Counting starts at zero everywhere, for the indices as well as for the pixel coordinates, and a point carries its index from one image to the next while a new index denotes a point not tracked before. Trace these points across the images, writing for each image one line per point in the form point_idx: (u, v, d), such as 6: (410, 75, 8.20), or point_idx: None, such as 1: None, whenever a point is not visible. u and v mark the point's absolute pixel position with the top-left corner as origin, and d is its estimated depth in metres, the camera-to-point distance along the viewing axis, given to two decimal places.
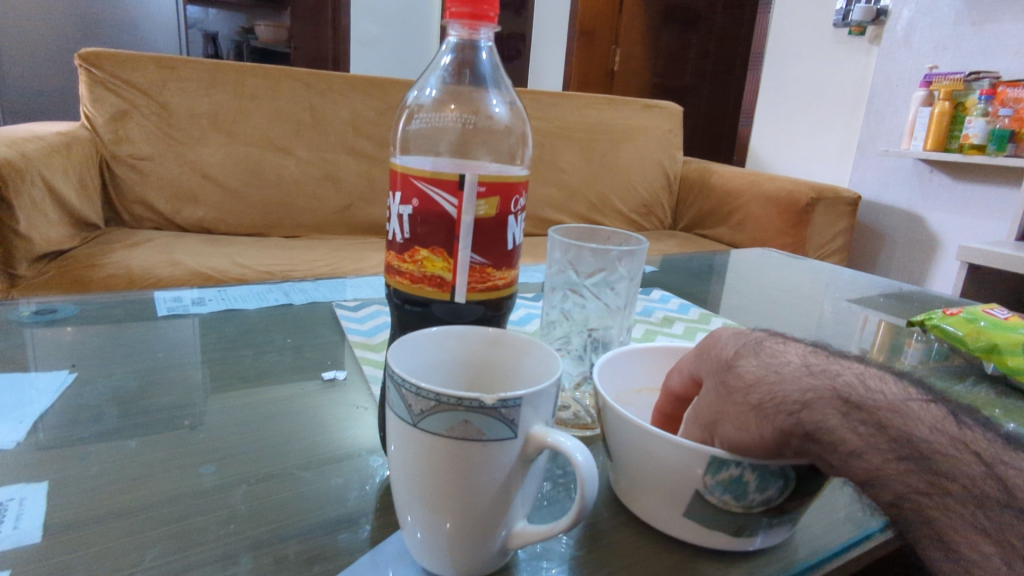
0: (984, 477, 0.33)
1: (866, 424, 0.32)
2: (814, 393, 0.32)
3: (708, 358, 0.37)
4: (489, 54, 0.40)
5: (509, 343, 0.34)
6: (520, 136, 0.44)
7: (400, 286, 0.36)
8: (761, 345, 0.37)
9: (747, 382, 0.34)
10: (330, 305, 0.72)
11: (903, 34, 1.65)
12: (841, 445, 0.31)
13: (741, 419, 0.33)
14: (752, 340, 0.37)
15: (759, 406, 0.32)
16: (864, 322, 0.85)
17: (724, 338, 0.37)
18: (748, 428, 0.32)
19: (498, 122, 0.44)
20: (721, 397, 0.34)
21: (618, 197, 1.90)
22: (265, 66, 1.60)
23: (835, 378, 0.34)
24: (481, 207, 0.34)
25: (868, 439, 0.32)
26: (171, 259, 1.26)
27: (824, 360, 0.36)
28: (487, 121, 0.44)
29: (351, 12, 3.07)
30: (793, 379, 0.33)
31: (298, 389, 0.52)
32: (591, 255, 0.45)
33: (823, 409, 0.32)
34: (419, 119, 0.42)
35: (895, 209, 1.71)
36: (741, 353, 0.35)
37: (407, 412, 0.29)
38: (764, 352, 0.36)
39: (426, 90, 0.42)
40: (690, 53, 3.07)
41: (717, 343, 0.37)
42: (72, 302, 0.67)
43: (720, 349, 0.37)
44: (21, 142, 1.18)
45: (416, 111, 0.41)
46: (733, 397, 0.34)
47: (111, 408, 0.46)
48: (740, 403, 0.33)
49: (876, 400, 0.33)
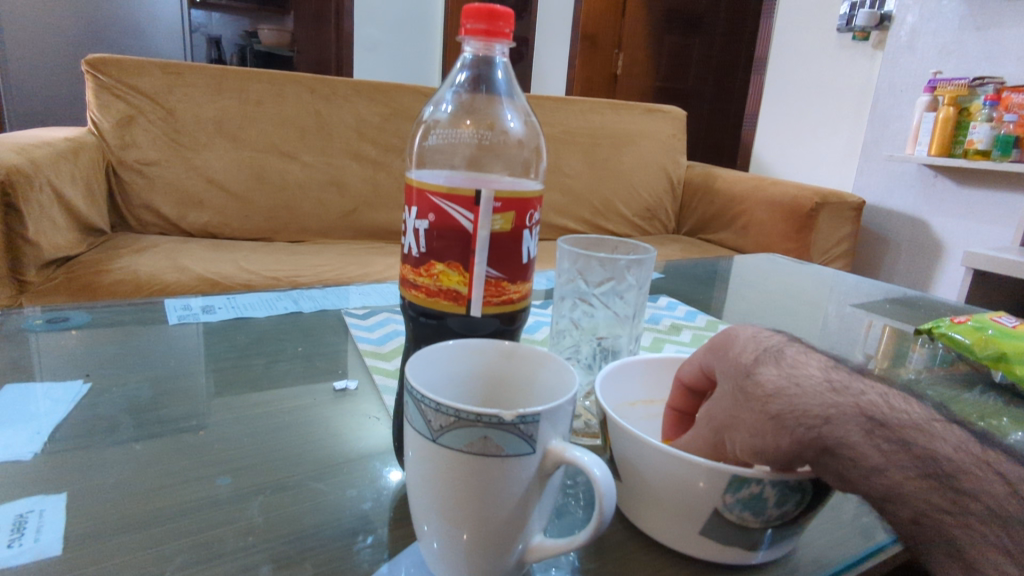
0: (1007, 496, 0.34)
1: (888, 442, 0.33)
2: (835, 409, 0.33)
3: (723, 360, 0.36)
4: (503, 74, 0.40)
5: (523, 356, 0.35)
6: (535, 151, 0.45)
7: (415, 299, 0.36)
8: (782, 353, 0.36)
9: (767, 391, 0.33)
10: (339, 313, 0.72)
11: (907, 39, 1.66)
12: (861, 462, 0.32)
13: (757, 427, 0.32)
14: (772, 346, 0.36)
15: (777, 417, 0.32)
16: (869, 328, 0.85)
17: (742, 341, 0.37)
18: (764, 436, 0.32)
19: (513, 137, 0.44)
20: (737, 403, 0.34)
21: (622, 201, 1.91)
22: (269, 71, 1.61)
23: (860, 396, 0.34)
24: (497, 222, 0.34)
25: (889, 456, 0.33)
26: (178, 264, 1.27)
27: (846, 377, 0.36)
28: (502, 137, 0.44)
29: (354, 16, 3.08)
30: (815, 393, 0.33)
31: (309, 398, 0.52)
32: (599, 264, 0.45)
33: (846, 426, 0.32)
34: (436, 135, 0.42)
35: (900, 214, 1.71)
36: (761, 361, 0.35)
37: (426, 427, 0.29)
38: (785, 361, 0.35)
39: (442, 106, 0.42)
40: (692, 56, 3.07)
41: (735, 347, 0.36)
42: (83, 309, 0.67)
43: (738, 353, 0.36)
44: (30, 148, 1.19)
45: (432, 127, 0.42)
46: (752, 405, 0.33)
47: (126, 418, 0.47)
48: (758, 412, 0.33)
49: (899, 417, 0.34)
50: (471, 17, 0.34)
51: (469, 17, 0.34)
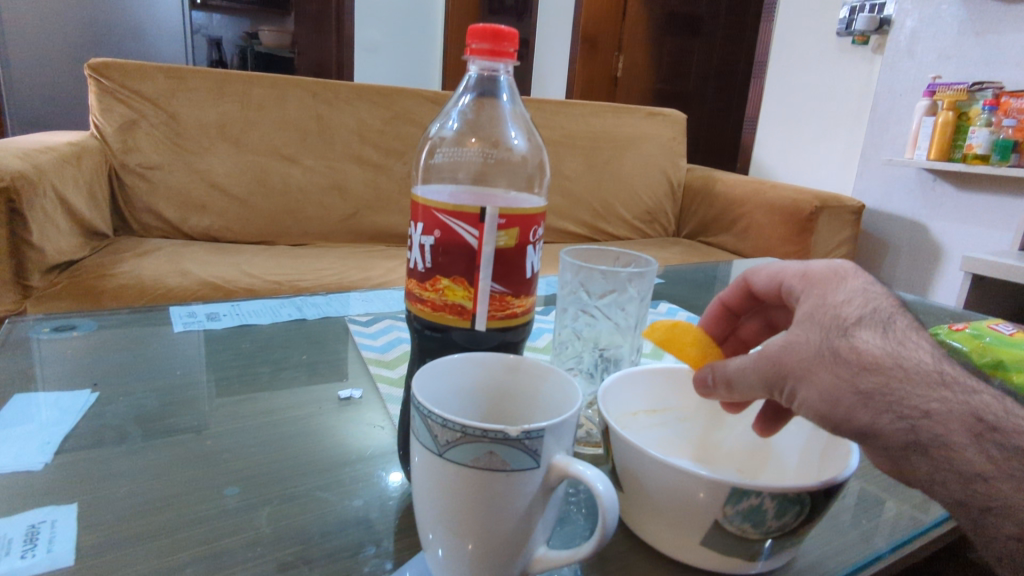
0: None
1: (1000, 449, 0.34)
2: (938, 405, 0.34)
3: (823, 303, 0.35)
4: (510, 99, 0.42)
5: (527, 369, 0.35)
6: (539, 166, 0.46)
7: (420, 313, 0.37)
8: (887, 323, 0.35)
9: (861, 361, 0.33)
10: (342, 319, 0.73)
11: (906, 44, 1.66)
12: (957, 466, 0.34)
13: (833, 391, 0.33)
14: (876, 310, 0.36)
15: (861, 391, 0.33)
16: None
17: (850, 294, 0.36)
18: (832, 401, 0.33)
19: (517, 153, 0.45)
20: (826, 356, 0.33)
21: (622, 204, 1.91)
22: (271, 75, 1.61)
23: (972, 397, 0.35)
24: (501, 238, 0.35)
25: (999, 465, 0.33)
26: (181, 269, 1.27)
27: (956, 370, 0.36)
28: (507, 153, 0.45)
29: (355, 18, 3.08)
30: (917, 378, 0.33)
31: (315, 407, 0.53)
32: (601, 276, 0.46)
33: (950, 427, 0.34)
34: (441, 154, 0.44)
35: (899, 217, 1.72)
36: (860, 323, 0.34)
37: (433, 441, 0.29)
38: (888, 333, 0.35)
39: (448, 124, 0.44)
40: (692, 58, 3.07)
41: (840, 297, 0.35)
42: (89, 317, 0.68)
43: (841, 306, 0.35)
44: (33, 153, 1.19)
45: (438, 145, 0.44)
46: (840, 368, 0.33)
47: (134, 428, 0.47)
48: (843, 378, 0.33)
49: (1018, 424, 0.34)
50: (476, 38, 0.35)
51: (474, 37, 0.35)
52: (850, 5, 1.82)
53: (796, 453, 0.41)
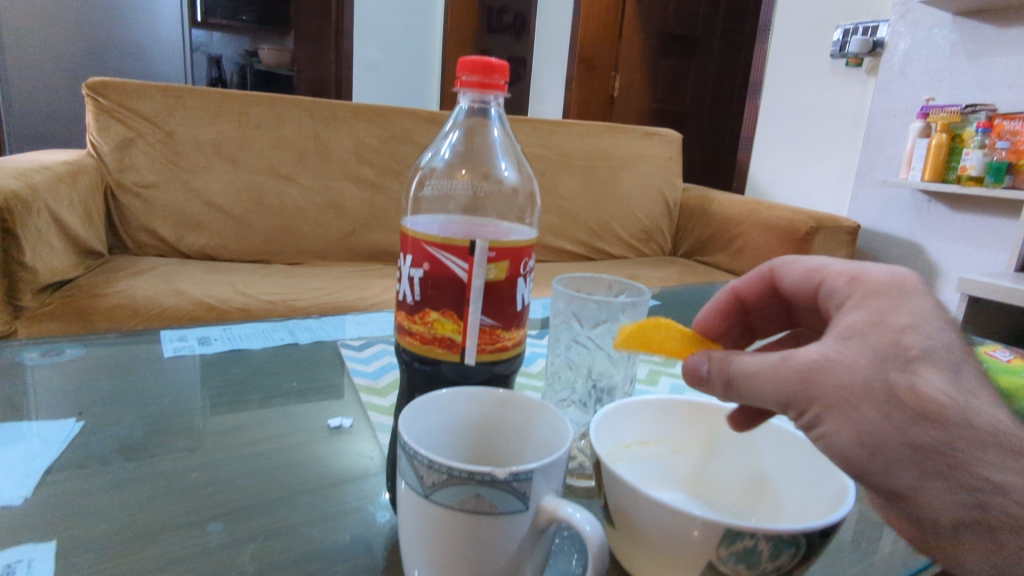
0: None
1: None
2: (1004, 474, 0.32)
3: (883, 325, 0.33)
4: (501, 131, 0.44)
5: (517, 404, 0.35)
6: (528, 197, 0.48)
7: (409, 346, 0.36)
8: (957, 369, 0.33)
9: (916, 410, 0.31)
10: (334, 344, 0.72)
11: (900, 66, 1.68)
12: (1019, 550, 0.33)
13: (874, 432, 0.31)
14: (945, 350, 0.33)
15: (908, 439, 0.31)
16: None
17: (916, 326, 0.33)
18: (861, 442, 0.31)
19: (506, 184, 0.47)
20: (873, 393, 0.31)
21: (619, 223, 1.92)
22: (268, 95, 1.62)
23: None
24: (491, 271, 0.35)
25: None
26: (175, 288, 1.27)
27: None
28: (496, 185, 0.47)
29: (354, 37, 3.11)
30: (981, 442, 0.32)
31: (304, 436, 0.52)
32: (595, 307, 0.45)
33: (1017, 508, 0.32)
34: (430, 186, 0.45)
35: (895, 238, 1.72)
36: (923, 368, 0.32)
37: (419, 483, 0.29)
38: (956, 382, 0.32)
39: (439, 157, 0.46)
40: (688, 78, 3.10)
41: (904, 327, 0.33)
42: (78, 342, 0.67)
43: (901, 338, 0.32)
44: (28, 173, 1.19)
45: (428, 176, 0.45)
46: (886, 409, 0.31)
47: (117, 459, 0.47)
48: (891, 423, 0.31)
49: None
50: (467, 70, 0.35)
51: (465, 69, 0.35)
52: (844, 27, 1.83)
53: (794, 483, 0.40)
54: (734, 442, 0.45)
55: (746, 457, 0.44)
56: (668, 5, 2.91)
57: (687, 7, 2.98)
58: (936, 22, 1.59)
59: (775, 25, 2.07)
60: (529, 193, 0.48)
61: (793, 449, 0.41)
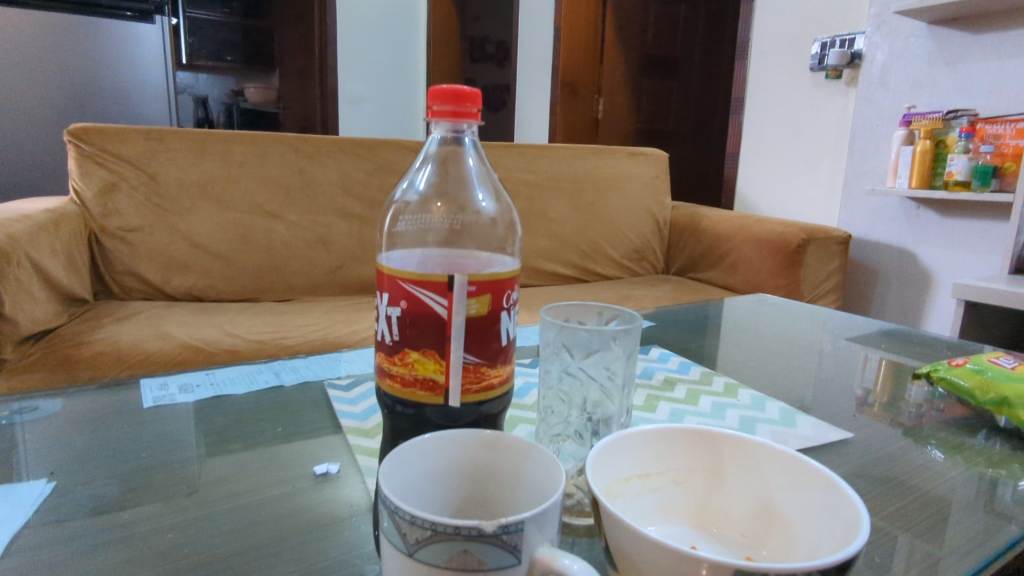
0: None
1: None
2: None
3: None
4: (475, 159, 0.49)
5: (507, 447, 0.33)
6: (508, 227, 0.50)
7: (390, 389, 0.35)
8: None
9: None
10: (322, 385, 0.70)
11: (879, 76, 1.70)
12: None
13: None
14: None
15: None
16: (865, 363, 0.91)
17: None
18: None
19: (485, 216, 0.50)
20: None
21: (610, 243, 1.91)
22: (252, 133, 1.62)
23: None
24: (472, 305, 0.33)
25: None
26: (161, 332, 1.24)
27: None
28: (475, 216, 0.49)
29: (339, 72, 3.12)
30: None
31: (287, 487, 0.50)
32: (585, 336, 0.44)
33: None
34: (405, 220, 0.46)
35: (885, 246, 1.73)
36: None
37: (402, 541, 0.27)
38: None
39: (411, 190, 0.48)
40: (670, 99, 3.13)
41: None
42: (54, 397, 0.65)
43: None
44: (7, 222, 1.17)
45: (403, 210, 0.46)
46: None
47: (89, 522, 0.44)
48: None
49: None
50: (438, 99, 0.35)
51: (436, 98, 0.35)
52: (821, 40, 1.85)
53: (805, 515, 0.38)
54: (740, 470, 0.43)
55: (753, 486, 0.42)
56: (648, 27, 2.95)
57: (665, 29, 3.02)
58: (912, 32, 1.61)
59: (752, 42, 2.09)
60: (507, 223, 0.50)
61: (805, 478, 0.39)
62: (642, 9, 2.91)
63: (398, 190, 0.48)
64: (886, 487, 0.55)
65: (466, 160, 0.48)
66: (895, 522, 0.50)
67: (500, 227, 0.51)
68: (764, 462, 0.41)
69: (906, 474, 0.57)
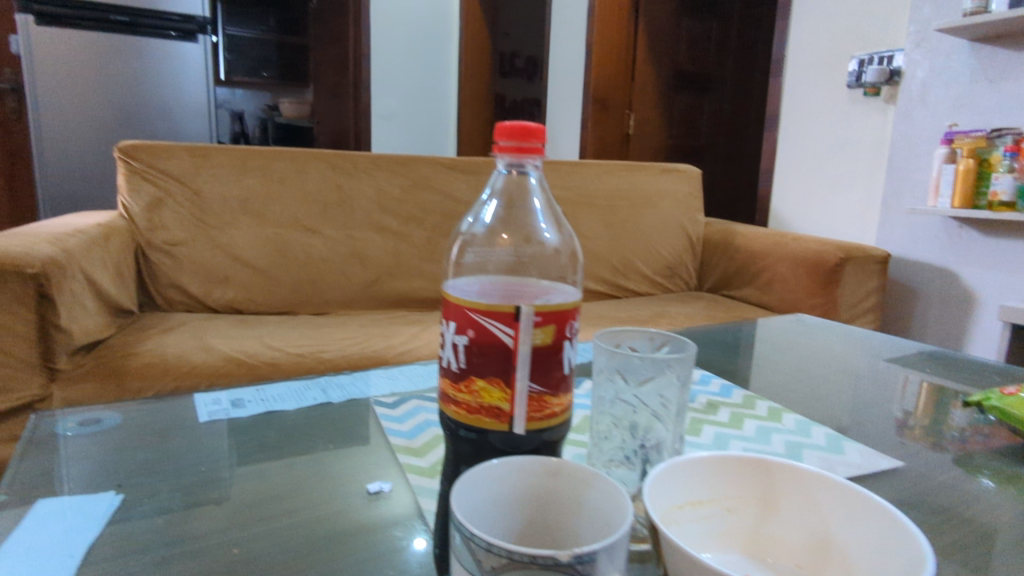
0: None
1: None
2: None
3: None
4: (540, 200, 0.50)
5: (570, 474, 0.33)
6: (568, 256, 0.53)
7: (455, 415, 0.36)
8: None
9: None
10: (368, 402, 0.71)
11: (919, 93, 1.67)
12: None
13: None
14: None
15: None
16: (905, 385, 0.90)
17: None
18: None
19: (548, 244, 0.53)
20: None
21: (641, 259, 1.90)
22: (292, 150, 1.66)
23: None
24: (537, 336, 0.34)
25: None
26: (204, 344, 1.27)
27: None
28: (539, 245, 0.53)
29: (371, 88, 3.18)
30: None
31: (341, 506, 0.51)
32: (639, 363, 0.44)
33: None
34: (471, 253, 0.52)
35: (926, 265, 1.69)
36: None
37: (476, 567, 0.27)
38: None
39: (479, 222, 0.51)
40: (702, 114, 3.12)
41: None
42: (114, 410, 0.67)
43: None
44: (63, 237, 1.22)
45: (469, 242, 0.52)
46: None
47: (158, 536, 0.46)
48: None
49: None
50: (505, 134, 0.37)
51: (503, 134, 0.37)
52: (859, 58, 1.84)
53: (864, 550, 0.38)
54: (794, 500, 0.43)
55: (808, 517, 0.42)
56: (680, 43, 2.95)
57: (697, 45, 3.01)
58: (953, 49, 1.58)
59: (787, 59, 2.09)
60: (569, 255, 0.53)
61: (864, 512, 0.39)
62: (674, 26, 2.91)
63: (467, 222, 0.51)
64: (939, 516, 0.54)
65: (533, 197, 0.50)
66: (950, 555, 0.49)
67: (562, 253, 0.54)
68: (820, 493, 0.41)
69: (959, 505, 0.56)
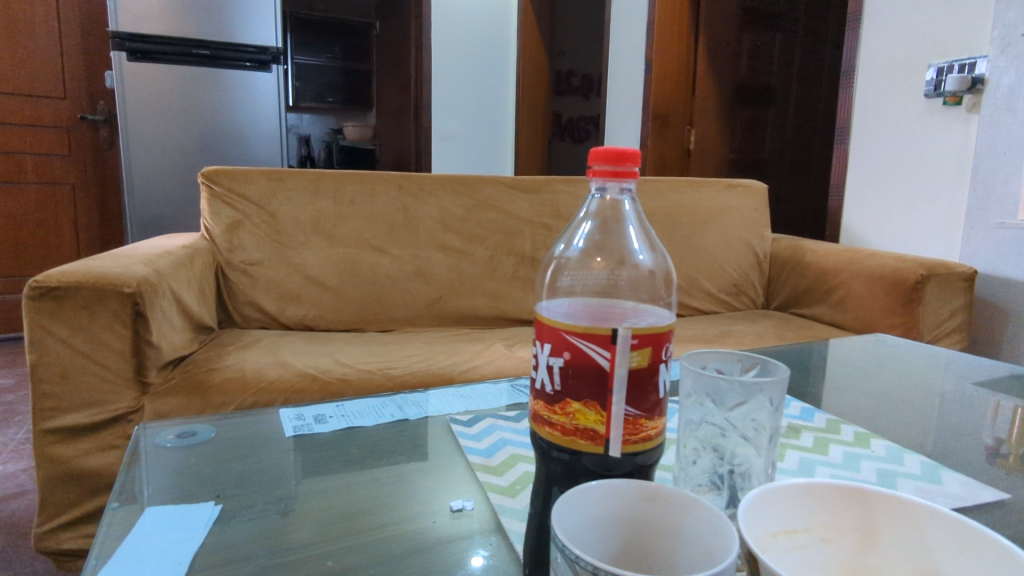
0: None
1: None
2: None
3: None
4: (634, 222, 0.55)
5: (667, 498, 0.33)
6: (660, 279, 0.57)
7: (549, 436, 0.36)
8: None
9: None
10: (443, 420, 0.72)
11: (1006, 100, 1.58)
12: None
13: None
14: None
15: None
16: (996, 410, 0.85)
17: None
18: None
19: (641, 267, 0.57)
20: None
21: (706, 277, 1.87)
22: (361, 173, 1.72)
23: None
24: (633, 358, 0.34)
25: None
26: (279, 360, 1.32)
27: None
28: (632, 268, 0.57)
29: (432, 110, 3.26)
30: None
31: (425, 522, 0.52)
32: (726, 386, 0.43)
33: None
34: (567, 276, 0.55)
35: (1018, 282, 1.59)
36: None
37: None
38: None
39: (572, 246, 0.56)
40: (766, 128, 3.04)
41: None
42: (207, 424, 0.71)
43: None
44: (154, 259, 1.30)
45: (564, 265, 0.55)
46: None
47: (257, 547, 0.48)
48: None
49: None
50: (599, 159, 0.38)
51: (596, 159, 0.39)
52: (937, 66, 1.76)
53: None
54: (898, 533, 0.41)
55: (913, 551, 0.40)
56: (742, 56, 2.89)
57: (760, 58, 2.96)
58: None
59: (858, 70, 2.02)
60: (662, 276, 0.57)
61: (980, 549, 0.37)
62: (736, 40, 2.86)
63: (561, 248, 0.56)
64: None
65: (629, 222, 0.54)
66: None
67: (654, 278, 0.58)
68: (927, 527, 0.39)
69: None
